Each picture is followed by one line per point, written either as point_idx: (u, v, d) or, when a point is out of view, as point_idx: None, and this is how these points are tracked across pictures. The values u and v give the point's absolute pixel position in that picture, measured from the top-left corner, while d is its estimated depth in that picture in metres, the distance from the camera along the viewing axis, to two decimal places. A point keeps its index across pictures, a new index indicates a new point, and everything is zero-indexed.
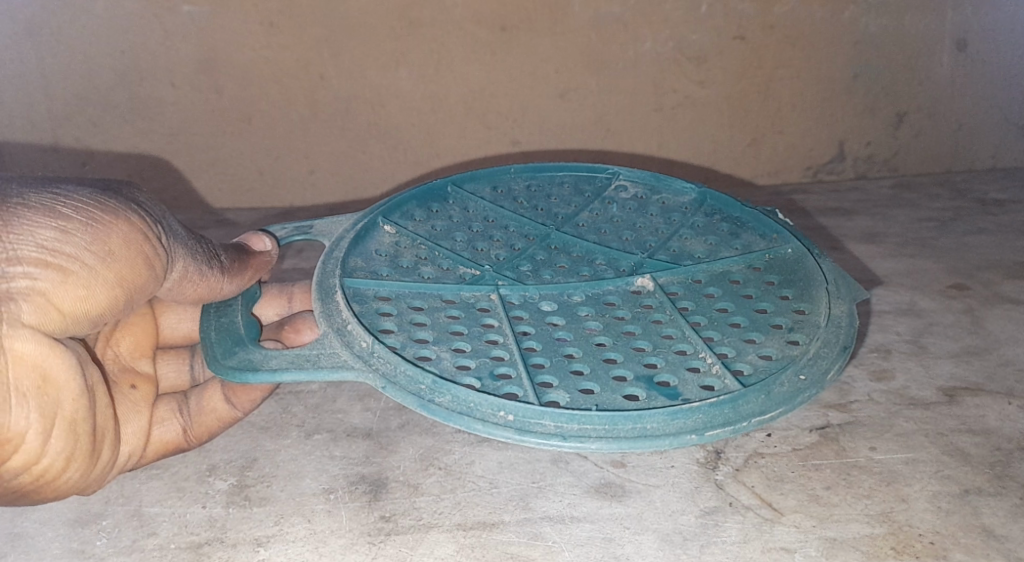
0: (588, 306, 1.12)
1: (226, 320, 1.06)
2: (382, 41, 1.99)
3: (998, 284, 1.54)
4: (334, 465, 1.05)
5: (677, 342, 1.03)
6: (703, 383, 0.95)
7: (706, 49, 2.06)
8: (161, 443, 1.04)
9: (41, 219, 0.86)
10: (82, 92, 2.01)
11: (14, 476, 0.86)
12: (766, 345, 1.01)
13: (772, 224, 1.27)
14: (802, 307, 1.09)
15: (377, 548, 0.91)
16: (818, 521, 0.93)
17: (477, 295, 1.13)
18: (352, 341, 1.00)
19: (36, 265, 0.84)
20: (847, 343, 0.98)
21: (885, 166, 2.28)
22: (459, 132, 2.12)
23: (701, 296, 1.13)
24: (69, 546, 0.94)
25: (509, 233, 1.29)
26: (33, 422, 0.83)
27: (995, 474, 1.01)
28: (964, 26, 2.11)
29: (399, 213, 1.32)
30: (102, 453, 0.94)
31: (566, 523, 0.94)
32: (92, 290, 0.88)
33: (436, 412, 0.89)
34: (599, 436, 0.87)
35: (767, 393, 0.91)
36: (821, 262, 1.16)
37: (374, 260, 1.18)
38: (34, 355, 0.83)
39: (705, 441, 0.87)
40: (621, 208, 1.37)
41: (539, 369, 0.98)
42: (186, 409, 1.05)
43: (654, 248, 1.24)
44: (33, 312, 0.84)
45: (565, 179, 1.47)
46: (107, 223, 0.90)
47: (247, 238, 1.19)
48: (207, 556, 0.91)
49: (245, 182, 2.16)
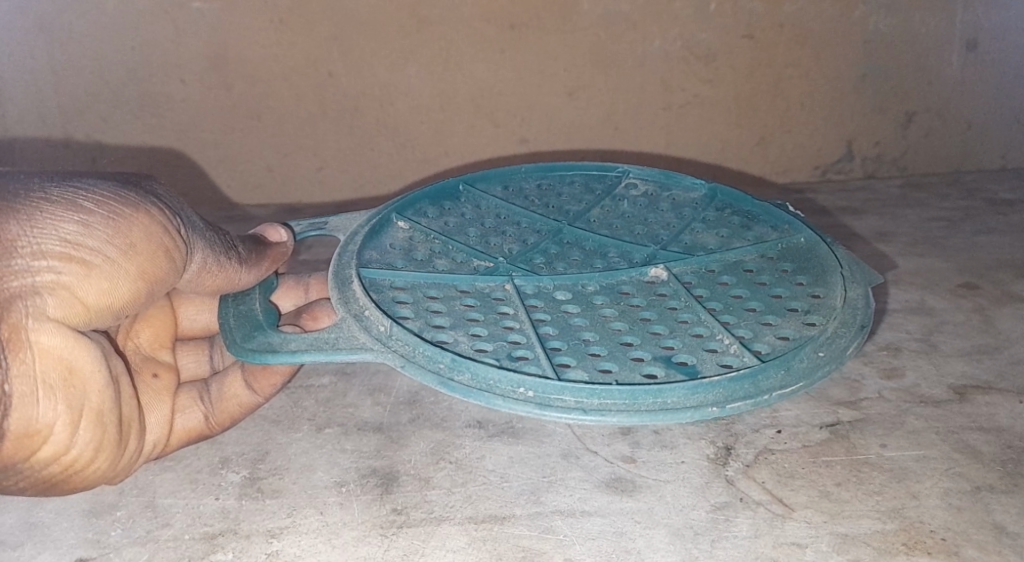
0: (603, 294, 1.12)
1: (244, 307, 1.07)
2: (391, 40, 1.99)
3: (1008, 283, 1.53)
4: (345, 458, 1.06)
5: (694, 325, 1.04)
6: (721, 361, 0.96)
7: (714, 47, 2.06)
8: (184, 432, 1.06)
9: (64, 214, 0.87)
10: (93, 88, 2.03)
11: (44, 467, 0.87)
12: (783, 327, 1.02)
13: (784, 215, 1.28)
14: (817, 291, 1.09)
15: (390, 540, 0.92)
16: (830, 517, 0.93)
17: (493, 284, 1.14)
18: (370, 325, 1.00)
19: (59, 259, 0.85)
20: (864, 323, 0.99)
21: (893, 165, 2.27)
22: (467, 131, 2.13)
23: (716, 284, 1.13)
24: (84, 536, 0.94)
25: (522, 228, 1.30)
26: (61, 414, 0.83)
27: (1007, 472, 1.01)
28: (973, 25, 2.10)
29: (413, 210, 1.33)
30: (129, 445, 0.95)
31: (576, 517, 0.95)
32: (115, 284, 0.89)
33: (456, 390, 0.91)
34: (619, 410, 0.88)
35: (787, 368, 0.92)
36: (835, 248, 1.17)
37: (389, 254, 1.19)
38: (59, 348, 0.84)
39: (726, 413, 0.88)
40: (632, 204, 1.37)
41: (557, 351, 0.99)
42: (207, 396, 1.08)
43: (667, 241, 1.24)
44: (57, 306, 0.85)
45: (576, 177, 1.47)
46: (127, 216, 0.91)
47: (264, 229, 1.20)
48: (221, 547, 0.92)
49: (254, 178, 2.17)
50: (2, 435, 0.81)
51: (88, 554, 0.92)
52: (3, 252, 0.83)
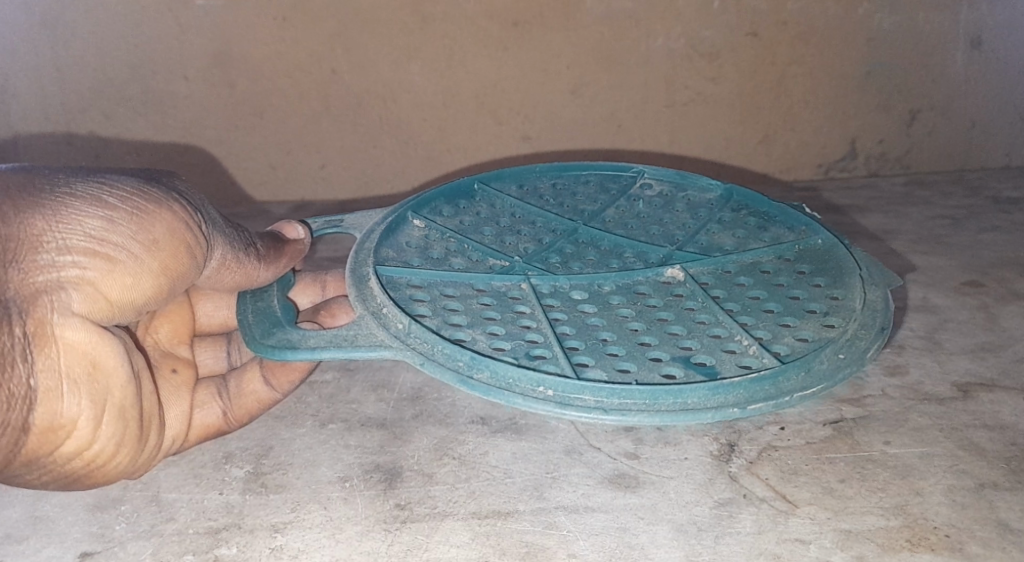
0: (619, 294, 1.12)
1: (262, 304, 1.08)
2: (394, 36, 1.99)
3: (1012, 282, 1.53)
4: (348, 454, 1.06)
5: (711, 326, 1.04)
6: (740, 362, 0.96)
7: (718, 45, 2.06)
8: (201, 427, 1.06)
9: (89, 209, 0.87)
10: (96, 84, 2.03)
11: (67, 462, 0.87)
12: (801, 328, 1.02)
13: (801, 216, 1.27)
14: (835, 293, 1.09)
15: (393, 535, 0.92)
16: (834, 513, 0.93)
17: (509, 283, 1.14)
18: (388, 323, 1.01)
19: (84, 254, 0.85)
20: (885, 326, 1.00)
21: (897, 163, 2.27)
22: (470, 128, 2.12)
23: (732, 285, 1.13)
24: (89, 529, 0.95)
25: (536, 227, 1.30)
26: (85, 409, 0.84)
27: (1011, 469, 1.01)
28: (978, 23, 2.10)
29: (427, 209, 1.33)
30: (150, 441, 0.95)
31: (580, 513, 0.95)
32: (138, 280, 0.89)
33: (476, 387, 0.91)
34: (639, 410, 0.89)
35: (807, 371, 0.93)
36: (852, 250, 1.17)
37: (405, 252, 1.19)
38: (83, 343, 0.84)
39: (746, 415, 0.88)
40: (647, 205, 1.37)
41: (575, 351, 0.99)
42: (226, 391, 1.08)
43: (682, 242, 1.24)
44: (82, 302, 0.85)
45: (591, 177, 1.47)
46: (151, 212, 0.91)
47: (281, 226, 1.20)
48: (226, 541, 0.92)
49: (257, 174, 2.17)
50: (26, 430, 0.82)
51: (92, 548, 0.92)
52: (29, 246, 0.84)
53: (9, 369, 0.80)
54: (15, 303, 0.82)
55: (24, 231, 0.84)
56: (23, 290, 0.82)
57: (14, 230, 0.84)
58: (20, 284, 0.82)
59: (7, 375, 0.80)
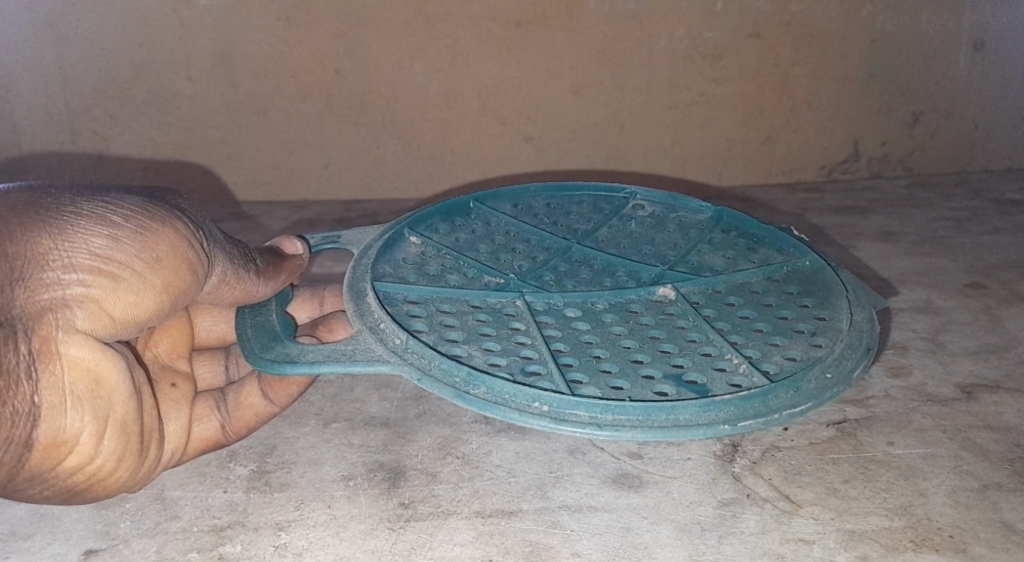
0: (612, 312, 1.12)
1: (261, 318, 1.08)
2: (399, 38, 2.00)
3: (1015, 283, 1.53)
4: (352, 452, 1.06)
5: (703, 345, 1.04)
6: (730, 381, 0.96)
7: (721, 46, 2.06)
8: (201, 440, 1.04)
9: (95, 228, 0.88)
10: (101, 84, 2.04)
11: (67, 476, 0.87)
12: (791, 347, 1.02)
13: (789, 239, 1.27)
14: (823, 314, 1.09)
15: (397, 533, 0.92)
16: (838, 514, 0.93)
17: (504, 300, 1.14)
18: (385, 338, 1.00)
19: (88, 272, 0.85)
20: (870, 347, 1.00)
21: (900, 165, 2.26)
22: (475, 128, 2.12)
23: (723, 304, 1.13)
24: (93, 527, 0.95)
25: (531, 245, 1.30)
26: (88, 424, 0.83)
27: (1014, 470, 1.01)
28: (981, 25, 2.10)
29: (425, 226, 1.33)
30: (149, 453, 0.95)
31: (584, 512, 0.95)
32: (142, 296, 0.88)
33: (472, 402, 0.91)
34: (633, 426, 0.89)
35: (796, 389, 0.93)
36: (840, 273, 1.16)
37: (402, 268, 1.19)
38: (87, 360, 0.83)
39: (737, 431, 0.88)
40: (639, 224, 1.37)
41: (570, 367, 0.99)
42: (224, 405, 1.06)
43: (674, 262, 1.24)
44: (86, 318, 0.85)
45: (584, 198, 1.47)
46: (155, 230, 0.91)
47: (280, 242, 1.20)
48: (230, 539, 0.92)
49: (259, 175, 2.17)
50: (30, 446, 0.81)
51: (97, 545, 0.92)
52: (36, 264, 0.84)
53: (13, 386, 0.80)
54: (21, 320, 0.82)
55: (30, 249, 0.85)
56: (30, 307, 0.83)
57: (21, 249, 0.85)
58: (26, 301, 0.83)
59: (11, 392, 0.80)
